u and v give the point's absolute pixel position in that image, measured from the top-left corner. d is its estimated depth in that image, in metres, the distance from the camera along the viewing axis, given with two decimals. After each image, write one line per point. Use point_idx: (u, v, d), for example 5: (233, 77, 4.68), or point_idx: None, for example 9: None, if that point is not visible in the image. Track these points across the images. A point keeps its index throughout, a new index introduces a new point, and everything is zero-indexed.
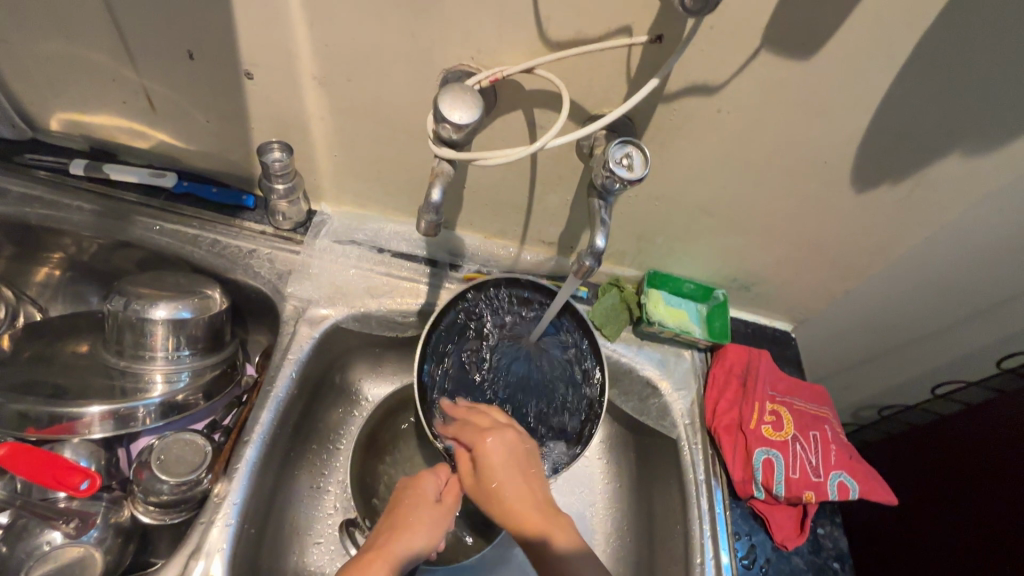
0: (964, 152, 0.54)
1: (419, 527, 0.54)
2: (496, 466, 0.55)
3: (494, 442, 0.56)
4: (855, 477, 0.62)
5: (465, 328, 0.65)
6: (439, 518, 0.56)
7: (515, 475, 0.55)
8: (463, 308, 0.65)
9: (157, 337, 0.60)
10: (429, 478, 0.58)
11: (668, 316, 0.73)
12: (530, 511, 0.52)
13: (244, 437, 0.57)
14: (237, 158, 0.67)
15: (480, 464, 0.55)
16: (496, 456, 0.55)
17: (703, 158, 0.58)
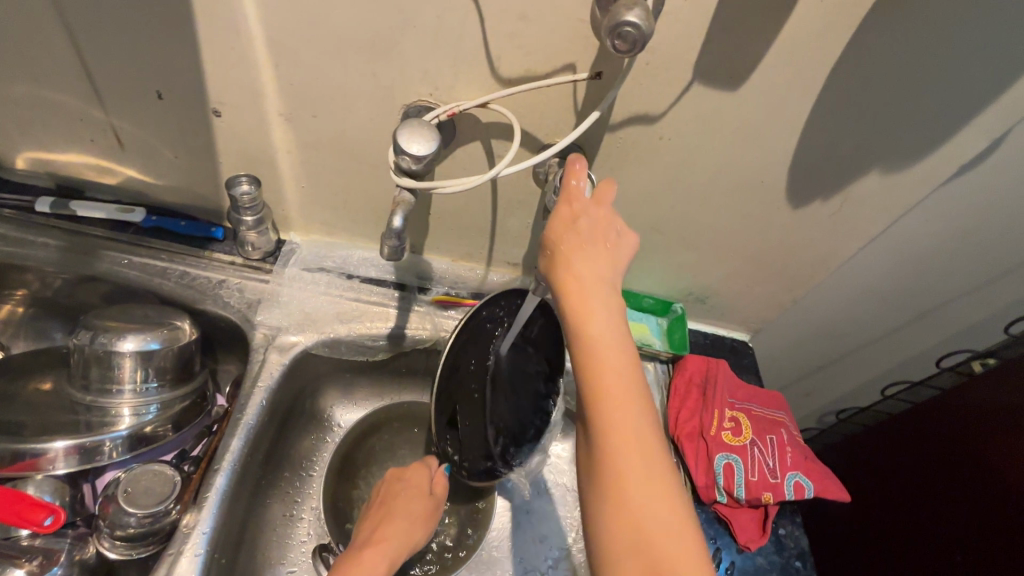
0: (882, 170, 0.60)
1: (410, 516, 0.63)
2: (575, 232, 0.43)
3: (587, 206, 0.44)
4: (810, 476, 0.65)
5: (483, 329, 0.64)
6: (427, 509, 0.65)
7: (593, 255, 0.43)
8: (487, 316, 0.64)
9: (124, 370, 0.60)
10: (418, 473, 0.67)
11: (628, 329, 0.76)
12: (599, 289, 0.43)
13: (213, 466, 0.56)
14: (205, 191, 0.69)
15: (559, 219, 0.44)
16: (581, 217, 0.44)
17: (651, 181, 0.62)
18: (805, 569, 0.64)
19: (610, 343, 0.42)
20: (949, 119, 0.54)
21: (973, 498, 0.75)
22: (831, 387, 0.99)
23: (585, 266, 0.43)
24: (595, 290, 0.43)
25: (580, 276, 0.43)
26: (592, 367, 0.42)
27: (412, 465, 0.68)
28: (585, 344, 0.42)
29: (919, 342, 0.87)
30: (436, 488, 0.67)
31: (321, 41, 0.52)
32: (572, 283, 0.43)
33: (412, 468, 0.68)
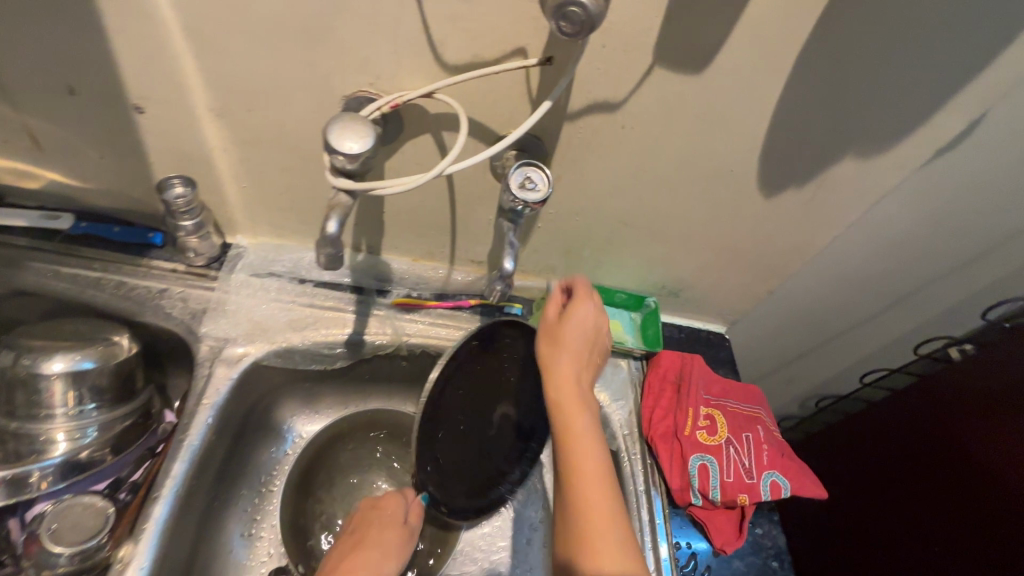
0: (857, 156, 0.57)
1: (378, 548, 0.56)
2: (566, 332, 0.55)
3: (575, 313, 0.56)
4: (786, 475, 0.63)
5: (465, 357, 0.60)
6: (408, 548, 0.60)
7: (577, 350, 0.55)
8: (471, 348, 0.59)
9: (54, 393, 0.56)
10: (392, 504, 0.60)
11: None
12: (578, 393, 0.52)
13: (153, 494, 0.52)
14: (140, 194, 0.63)
15: (552, 324, 0.56)
16: (573, 321, 0.55)
17: (617, 172, 0.58)
18: (782, 569, 0.63)
19: (589, 437, 0.50)
20: (927, 100, 0.51)
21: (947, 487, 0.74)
22: (810, 374, 0.97)
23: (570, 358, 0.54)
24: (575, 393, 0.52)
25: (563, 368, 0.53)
26: (567, 439, 0.50)
27: (389, 495, 0.61)
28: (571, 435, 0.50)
29: (896, 328, 0.86)
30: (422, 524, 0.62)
31: (245, 28, 0.46)
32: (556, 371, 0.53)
33: (388, 495, 0.61)
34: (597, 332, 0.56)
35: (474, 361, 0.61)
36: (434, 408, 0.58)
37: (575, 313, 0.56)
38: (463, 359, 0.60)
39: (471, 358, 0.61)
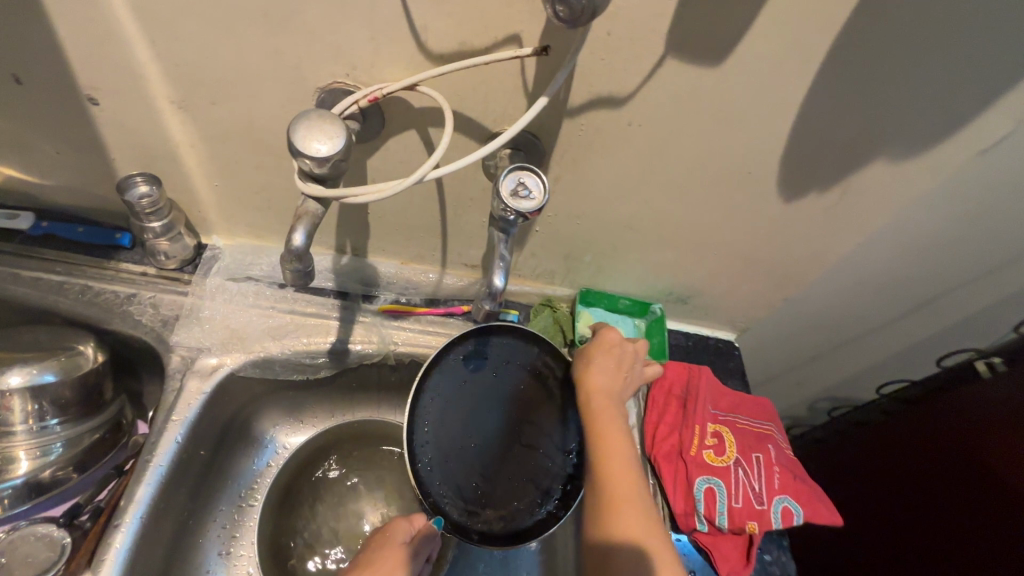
0: (889, 158, 0.51)
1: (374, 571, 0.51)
2: (599, 357, 0.58)
3: (608, 340, 0.59)
4: (799, 500, 0.59)
5: (450, 368, 0.58)
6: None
7: (611, 373, 0.57)
8: (459, 363, 0.58)
9: (12, 410, 0.52)
10: (396, 527, 0.56)
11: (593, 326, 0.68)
12: (608, 397, 0.55)
13: (114, 521, 0.49)
14: (105, 192, 0.59)
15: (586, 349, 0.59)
16: (607, 347, 0.58)
17: (622, 173, 0.53)
18: None
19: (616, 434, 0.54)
20: (972, 99, 0.45)
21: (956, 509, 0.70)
22: (821, 381, 0.93)
23: (606, 379, 0.56)
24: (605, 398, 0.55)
25: (601, 388, 0.56)
26: (600, 444, 0.53)
27: (394, 520, 0.57)
28: (603, 434, 0.53)
29: (916, 336, 0.80)
30: (434, 547, 0.56)
31: (201, 11, 0.41)
32: (593, 391, 0.56)
33: (394, 520, 0.57)
34: (631, 358, 0.59)
35: (470, 375, 0.58)
36: (430, 428, 0.57)
37: (608, 341, 0.59)
38: (450, 371, 0.58)
39: (460, 371, 0.58)
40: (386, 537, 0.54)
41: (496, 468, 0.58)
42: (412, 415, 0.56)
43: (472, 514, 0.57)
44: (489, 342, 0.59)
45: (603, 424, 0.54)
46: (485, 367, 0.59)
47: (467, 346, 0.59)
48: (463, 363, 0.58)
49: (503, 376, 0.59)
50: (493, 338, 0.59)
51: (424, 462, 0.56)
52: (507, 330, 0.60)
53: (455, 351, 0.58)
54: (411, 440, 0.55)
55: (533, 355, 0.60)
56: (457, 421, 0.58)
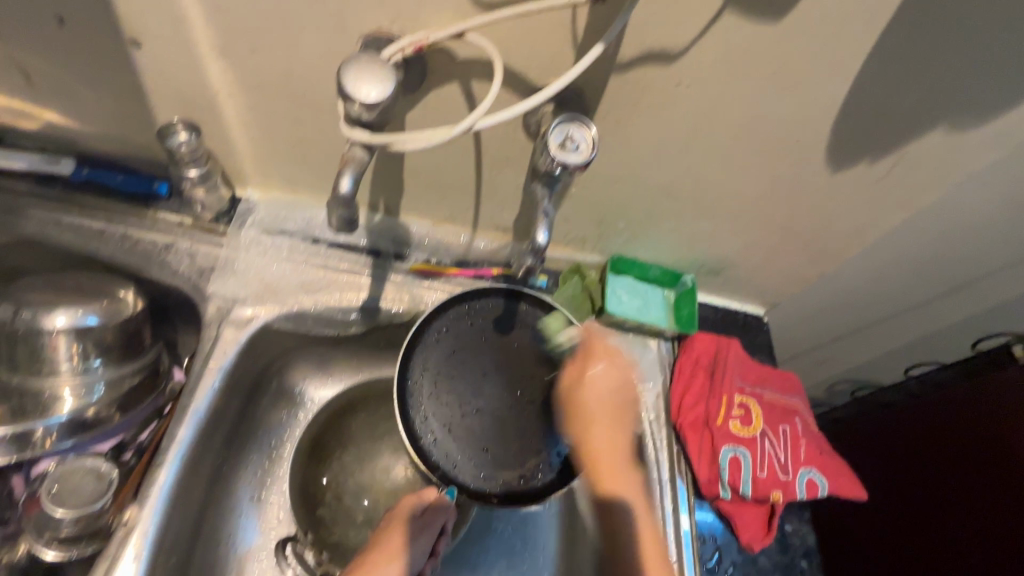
0: (949, 127, 0.49)
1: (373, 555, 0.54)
2: (593, 404, 0.55)
3: (603, 377, 0.56)
4: (825, 473, 0.60)
5: (442, 338, 0.58)
6: (427, 551, 0.56)
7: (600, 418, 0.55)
8: (442, 339, 0.58)
9: (59, 348, 0.53)
10: (405, 502, 0.57)
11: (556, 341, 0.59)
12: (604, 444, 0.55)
13: (156, 459, 0.50)
14: (144, 140, 0.59)
15: (574, 397, 0.56)
16: (597, 388, 0.56)
17: (667, 135, 0.52)
18: (810, 569, 0.59)
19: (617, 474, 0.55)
20: None
21: (984, 491, 0.69)
22: (846, 361, 0.92)
23: (604, 432, 0.55)
24: (603, 447, 0.55)
25: (603, 442, 0.55)
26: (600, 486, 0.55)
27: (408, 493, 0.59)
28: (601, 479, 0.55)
29: (951, 318, 0.79)
30: (449, 520, 0.58)
31: None
32: (598, 444, 0.55)
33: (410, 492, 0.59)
34: (622, 392, 0.57)
35: (457, 346, 0.58)
36: (424, 406, 0.56)
37: (598, 376, 0.56)
38: (435, 345, 0.58)
39: (451, 340, 0.58)
40: (395, 516, 0.57)
41: (508, 432, 0.56)
42: (402, 394, 0.55)
43: (490, 478, 0.55)
44: (473, 307, 0.60)
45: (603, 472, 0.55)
46: (469, 336, 0.59)
47: (450, 315, 0.59)
48: (448, 334, 0.58)
49: (494, 337, 0.59)
50: (476, 303, 0.60)
51: (427, 439, 0.55)
52: (491, 292, 0.61)
53: (437, 323, 0.59)
54: (405, 418, 0.55)
55: (522, 312, 0.60)
56: (453, 393, 0.57)
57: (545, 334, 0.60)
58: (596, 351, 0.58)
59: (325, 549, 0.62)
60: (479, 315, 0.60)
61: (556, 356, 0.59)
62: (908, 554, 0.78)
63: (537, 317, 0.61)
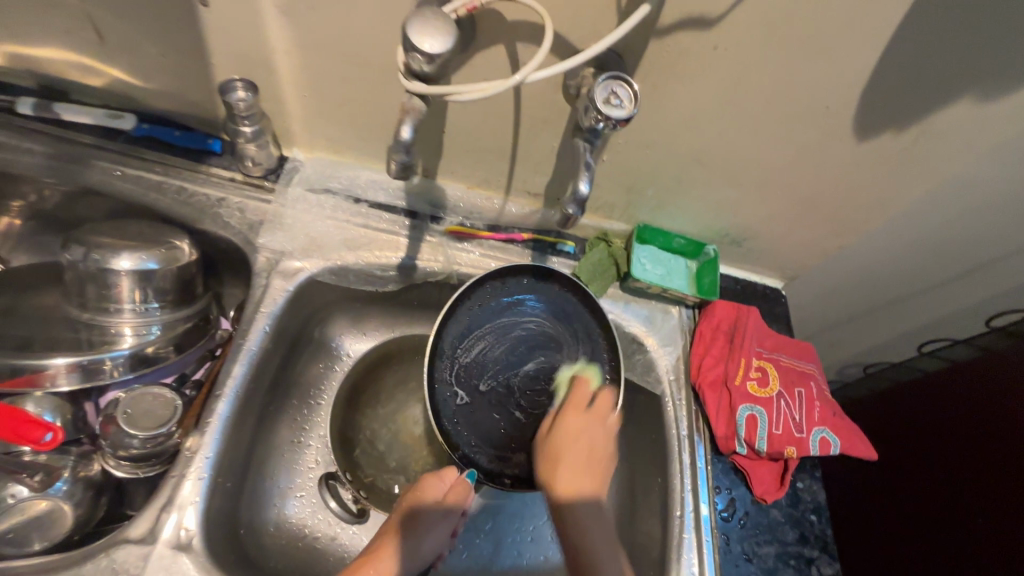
0: (974, 97, 0.51)
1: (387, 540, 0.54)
2: (569, 449, 0.56)
3: (572, 427, 0.57)
4: (837, 433, 0.62)
5: (471, 317, 0.63)
6: (450, 531, 0.57)
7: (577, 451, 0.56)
8: (475, 317, 0.63)
9: (122, 289, 0.57)
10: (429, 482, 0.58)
11: (571, 373, 0.62)
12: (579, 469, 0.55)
13: (215, 391, 0.55)
14: (200, 98, 0.62)
15: (555, 440, 0.57)
16: (574, 433, 0.57)
17: (700, 101, 0.54)
18: (820, 523, 0.62)
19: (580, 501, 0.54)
20: None
21: (990, 459, 0.71)
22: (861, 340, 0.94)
23: (574, 465, 0.56)
24: (576, 477, 0.55)
25: (574, 489, 0.54)
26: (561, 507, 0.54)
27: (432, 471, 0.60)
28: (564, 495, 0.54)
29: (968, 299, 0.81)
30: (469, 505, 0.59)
31: None
32: (564, 488, 0.55)
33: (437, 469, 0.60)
34: (601, 445, 0.57)
35: (487, 324, 0.63)
36: (450, 383, 0.61)
37: (575, 422, 0.58)
38: (465, 321, 0.62)
39: (480, 319, 0.63)
40: (421, 494, 0.57)
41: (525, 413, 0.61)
42: (430, 367, 0.60)
43: (504, 460, 0.60)
44: (505, 286, 0.64)
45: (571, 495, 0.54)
46: (500, 317, 0.63)
47: (481, 295, 0.63)
48: (479, 311, 0.63)
49: (523, 318, 0.64)
50: (506, 283, 0.64)
51: (448, 413, 0.60)
52: (524, 271, 0.64)
53: (470, 300, 0.63)
54: (433, 392, 0.60)
55: (551, 295, 0.65)
56: (478, 371, 0.62)
57: (572, 320, 0.64)
58: (586, 401, 0.60)
59: (362, 488, 0.67)
60: (512, 298, 0.64)
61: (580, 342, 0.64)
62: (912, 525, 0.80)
63: (565, 307, 0.65)
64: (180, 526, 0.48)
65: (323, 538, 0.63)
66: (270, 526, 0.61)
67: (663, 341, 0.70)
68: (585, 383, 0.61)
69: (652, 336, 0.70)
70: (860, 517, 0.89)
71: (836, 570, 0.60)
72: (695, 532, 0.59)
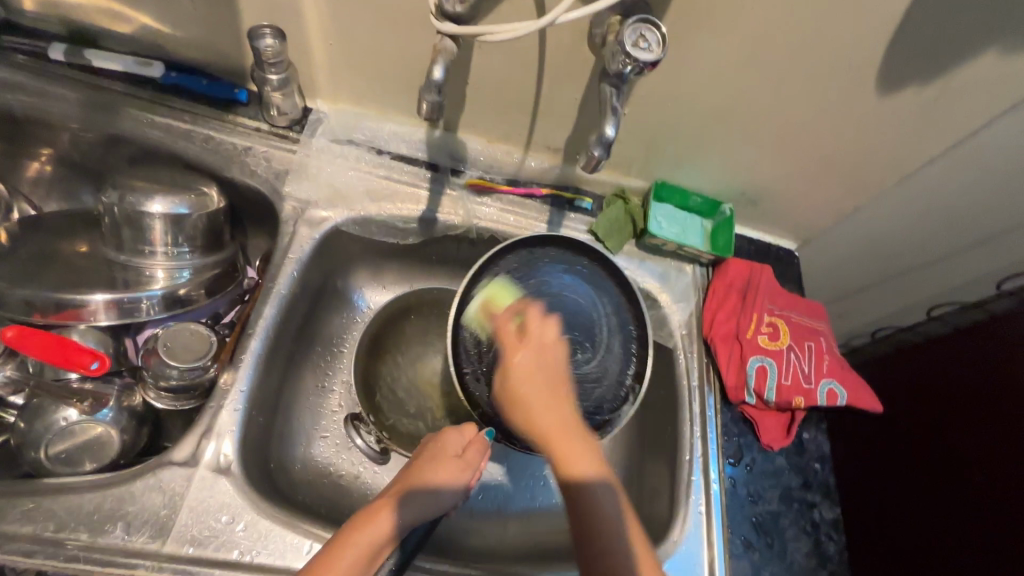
0: (1001, 50, 0.51)
1: (382, 512, 0.50)
2: (527, 388, 0.49)
3: (522, 365, 0.50)
4: (844, 384, 0.64)
5: (500, 282, 0.59)
6: (466, 487, 0.56)
7: (544, 403, 0.49)
8: (504, 280, 0.59)
9: (156, 232, 0.59)
10: (448, 440, 0.56)
11: (480, 300, 0.57)
12: (559, 427, 0.48)
13: (248, 329, 0.58)
14: (227, 47, 0.63)
15: (513, 386, 0.49)
16: (526, 369, 0.49)
17: (726, 53, 0.54)
18: (823, 471, 0.64)
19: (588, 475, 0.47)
20: None
21: (991, 416, 0.73)
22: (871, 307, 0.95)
23: (553, 417, 0.48)
24: (565, 450, 0.47)
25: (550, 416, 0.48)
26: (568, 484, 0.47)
27: (445, 429, 0.58)
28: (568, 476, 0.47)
29: None
30: (486, 462, 0.57)
31: None
32: (543, 425, 0.48)
33: (444, 427, 0.58)
34: (557, 371, 0.50)
35: (517, 286, 0.59)
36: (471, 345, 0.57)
37: (524, 361, 0.50)
38: (491, 286, 0.59)
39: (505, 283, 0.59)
40: (439, 448, 0.56)
41: None
42: (454, 326, 0.57)
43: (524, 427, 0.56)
44: (537, 253, 0.61)
45: (575, 475, 0.47)
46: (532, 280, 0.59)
47: (509, 259, 0.60)
48: (506, 276, 0.59)
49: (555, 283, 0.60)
50: (537, 251, 0.61)
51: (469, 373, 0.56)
52: (555, 242, 0.62)
53: (499, 263, 0.60)
54: (456, 347, 0.57)
55: (580, 265, 0.62)
56: None
57: (602, 291, 0.61)
58: (516, 331, 0.52)
59: (384, 430, 0.68)
60: (541, 267, 0.60)
61: (612, 315, 0.60)
62: (911, 483, 0.82)
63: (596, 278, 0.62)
64: (219, 453, 0.52)
65: (347, 475, 0.66)
66: (297, 462, 0.64)
67: (677, 298, 0.72)
68: (504, 316, 0.54)
69: (665, 293, 0.72)
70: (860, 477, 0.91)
71: (837, 514, 0.62)
72: (703, 475, 0.62)
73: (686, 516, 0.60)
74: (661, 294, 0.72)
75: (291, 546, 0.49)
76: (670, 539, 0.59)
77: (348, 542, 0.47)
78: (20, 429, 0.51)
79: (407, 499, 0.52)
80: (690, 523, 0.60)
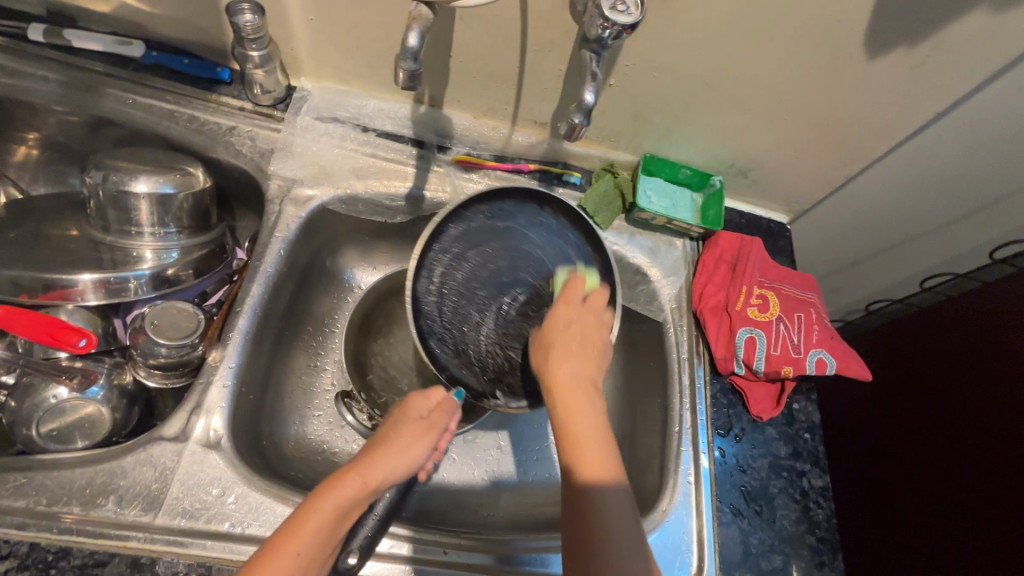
0: (991, 5, 0.50)
1: (351, 471, 0.47)
2: (559, 336, 0.51)
3: (562, 316, 0.53)
4: (833, 354, 0.64)
5: (456, 244, 0.59)
6: (433, 450, 0.54)
7: (570, 351, 0.50)
8: (469, 240, 0.59)
9: (141, 212, 0.59)
10: (413, 403, 0.55)
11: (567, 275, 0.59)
12: (572, 379, 0.49)
13: (235, 308, 0.58)
14: (207, 25, 0.62)
15: (546, 326, 0.53)
16: (564, 321, 0.53)
17: (710, 16, 0.53)
18: (813, 441, 0.65)
19: (587, 425, 0.47)
20: None
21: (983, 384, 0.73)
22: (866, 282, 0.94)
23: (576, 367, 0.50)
24: (577, 393, 0.48)
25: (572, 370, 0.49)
26: (566, 425, 0.47)
27: (410, 396, 0.56)
28: (569, 417, 0.47)
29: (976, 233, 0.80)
30: (454, 424, 0.56)
31: None
32: (551, 372, 0.50)
33: (409, 394, 0.57)
34: (595, 334, 0.52)
35: (480, 245, 0.59)
36: (432, 306, 0.57)
37: (564, 313, 0.53)
38: (451, 247, 0.58)
39: (462, 244, 0.59)
40: (404, 411, 0.54)
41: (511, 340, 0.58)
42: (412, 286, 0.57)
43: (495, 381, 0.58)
44: (498, 209, 0.61)
45: (573, 413, 0.47)
46: (493, 237, 0.60)
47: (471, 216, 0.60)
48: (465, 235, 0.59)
49: (521, 237, 0.60)
50: (498, 206, 0.61)
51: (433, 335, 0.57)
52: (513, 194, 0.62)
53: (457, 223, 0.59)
54: (417, 312, 0.57)
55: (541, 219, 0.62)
56: (464, 294, 0.58)
57: (568, 243, 0.62)
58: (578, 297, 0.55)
59: (376, 407, 0.68)
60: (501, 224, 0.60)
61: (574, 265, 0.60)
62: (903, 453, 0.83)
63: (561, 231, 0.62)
64: (208, 428, 0.52)
65: (340, 453, 0.66)
66: (290, 440, 0.65)
67: (667, 272, 0.72)
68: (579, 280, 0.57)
69: (655, 268, 0.72)
70: (853, 449, 0.92)
71: (825, 482, 0.63)
72: (692, 446, 0.62)
73: (674, 485, 0.61)
74: (650, 269, 0.72)
75: (281, 517, 0.50)
76: (659, 508, 0.60)
77: (313, 509, 0.44)
78: (11, 409, 0.52)
79: (373, 463, 0.48)
80: (679, 492, 0.60)
